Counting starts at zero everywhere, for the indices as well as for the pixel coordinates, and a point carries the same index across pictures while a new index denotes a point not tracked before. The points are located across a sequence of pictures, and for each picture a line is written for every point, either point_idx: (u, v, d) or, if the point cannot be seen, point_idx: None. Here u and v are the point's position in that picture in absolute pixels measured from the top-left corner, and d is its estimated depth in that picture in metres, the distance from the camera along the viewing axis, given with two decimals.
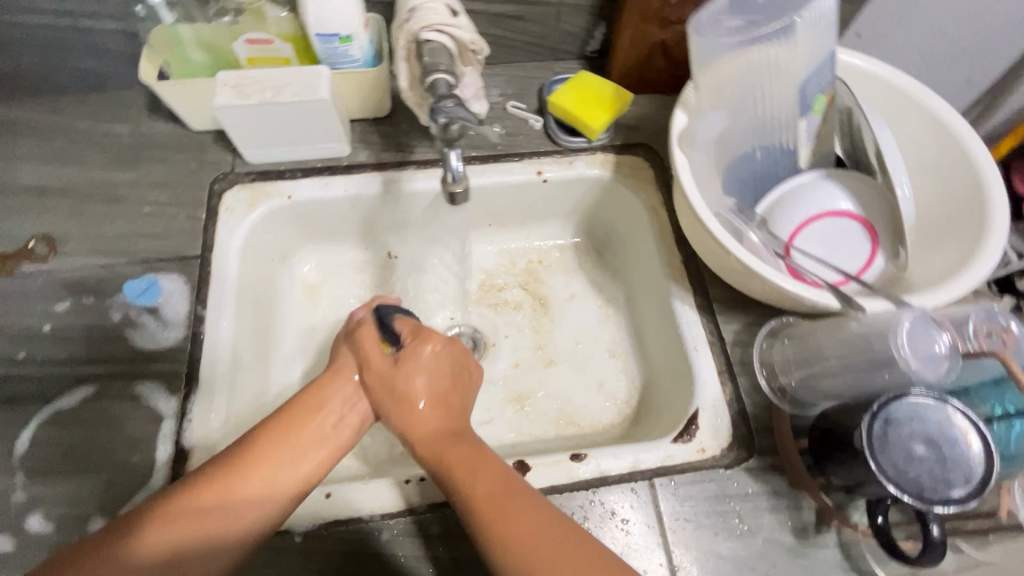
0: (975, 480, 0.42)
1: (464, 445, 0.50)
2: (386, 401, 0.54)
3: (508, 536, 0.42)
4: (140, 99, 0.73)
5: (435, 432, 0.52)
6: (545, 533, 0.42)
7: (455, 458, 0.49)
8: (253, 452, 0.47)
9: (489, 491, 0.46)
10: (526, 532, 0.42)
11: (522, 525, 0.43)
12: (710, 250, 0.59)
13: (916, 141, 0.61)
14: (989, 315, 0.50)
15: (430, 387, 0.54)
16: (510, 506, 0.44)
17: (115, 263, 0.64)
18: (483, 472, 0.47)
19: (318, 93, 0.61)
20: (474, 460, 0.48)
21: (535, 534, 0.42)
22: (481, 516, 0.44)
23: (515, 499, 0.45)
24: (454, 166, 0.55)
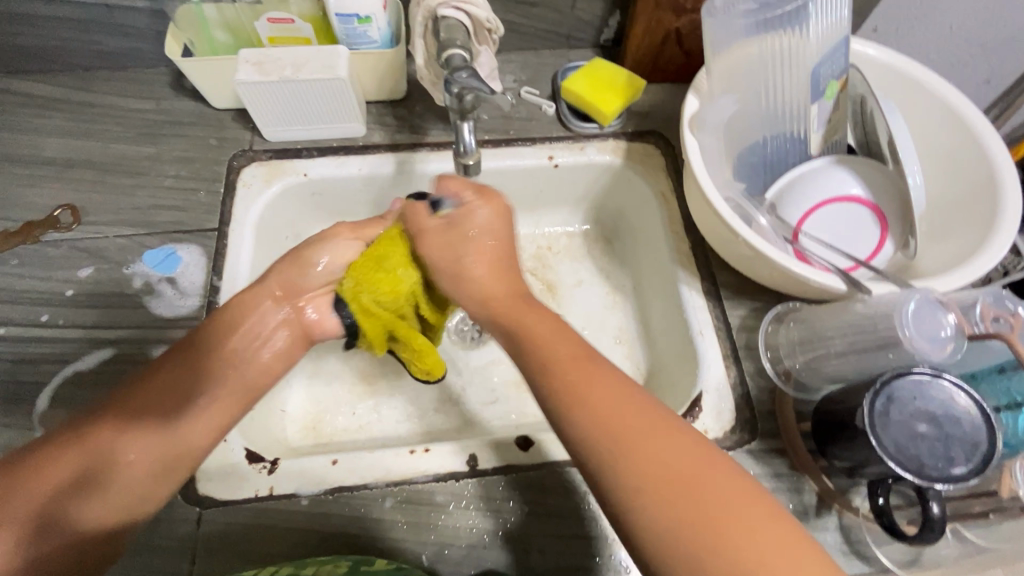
0: (975, 458, 0.43)
1: (534, 309, 0.51)
2: (458, 250, 0.53)
3: (594, 406, 0.43)
4: (164, 78, 0.75)
5: (506, 295, 0.52)
6: (614, 399, 0.44)
7: (534, 317, 0.50)
8: (134, 403, 0.50)
9: (573, 354, 0.47)
10: (593, 392, 0.44)
11: (601, 391, 0.44)
12: (719, 235, 0.59)
13: (933, 134, 0.61)
14: (998, 298, 0.48)
15: (497, 243, 0.54)
16: (589, 368, 0.46)
17: (135, 234, 0.66)
18: (564, 340, 0.48)
19: (336, 71, 0.63)
20: (554, 328, 0.49)
21: (620, 411, 0.43)
22: (564, 375, 0.46)
23: (597, 366, 0.46)
24: (467, 140, 0.56)
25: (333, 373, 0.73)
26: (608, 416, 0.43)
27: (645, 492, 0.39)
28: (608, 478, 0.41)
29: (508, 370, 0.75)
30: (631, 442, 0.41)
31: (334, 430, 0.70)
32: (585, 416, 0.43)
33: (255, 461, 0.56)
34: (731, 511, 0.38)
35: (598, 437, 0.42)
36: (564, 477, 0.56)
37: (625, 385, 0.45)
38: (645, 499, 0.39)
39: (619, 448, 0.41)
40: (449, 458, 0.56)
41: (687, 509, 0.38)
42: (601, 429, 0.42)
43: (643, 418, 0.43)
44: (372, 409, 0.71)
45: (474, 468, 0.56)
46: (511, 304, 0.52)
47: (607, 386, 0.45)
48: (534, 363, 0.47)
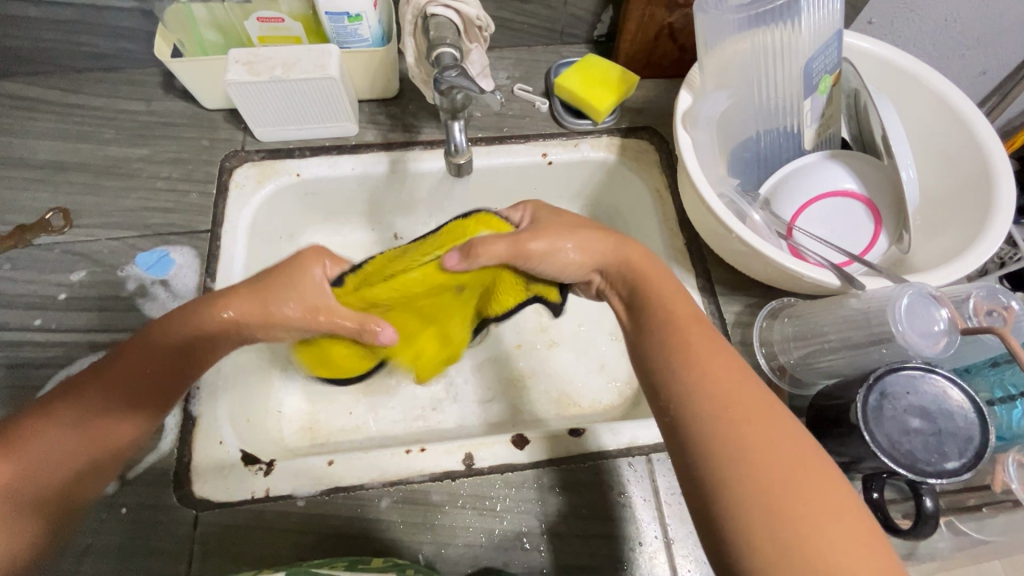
0: (969, 452, 0.43)
1: (658, 275, 0.52)
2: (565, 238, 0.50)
3: (702, 368, 0.43)
4: (154, 79, 0.74)
5: (613, 260, 0.52)
6: (724, 369, 0.43)
7: (661, 286, 0.51)
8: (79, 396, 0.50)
9: (689, 317, 0.48)
10: (704, 354, 0.44)
11: (712, 362, 0.44)
12: (714, 231, 0.59)
13: (927, 127, 0.61)
14: (992, 292, 0.48)
15: (580, 226, 0.54)
16: (706, 339, 0.46)
17: (127, 236, 0.65)
18: (684, 302, 0.49)
19: (327, 70, 0.62)
20: (672, 292, 0.50)
21: (726, 376, 0.43)
22: (674, 324, 0.47)
23: (714, 338, 0.46)
24: (457, 139, 0.55)
25: (330, 372, 0.73)
26: (717, 377, 0.43)
27: (738, 458, 0.38)
28: (697, 432, 0.40)
29: (505, 368, 0.75)
30: (733, 405, 0.41)
31: (331, 430, 0.70)
32: (683, 368, 0.44)
33: (251, 462, 0.56)
34: (808, 483, 0.37)
35: (701, 388, 0.42)
36: (561, 475, 0.56)
37: (732, 355, 0.45)
38: (742, 468, 0.38)
39: (723, 409, 0.41)
40: (445, 458, 0.57)
41: (777, 490, 0.37)
42: (705, 385, 0.42)
43: (746, 390, 0.42)
44: (369, 408, 0.71)
45: (471, 466, 0.56)
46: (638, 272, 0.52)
47: (720, 356, 0.44)
48: (644, 322, 0.49)
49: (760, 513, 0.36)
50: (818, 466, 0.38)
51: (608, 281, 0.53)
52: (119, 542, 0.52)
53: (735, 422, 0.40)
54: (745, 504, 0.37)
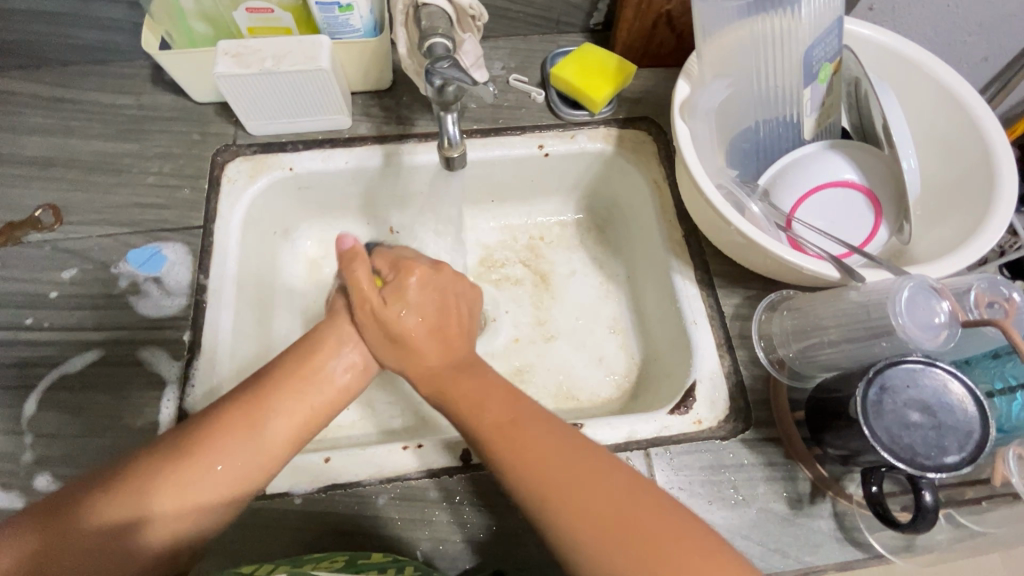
0: (969, 446, 0.42)
1: (469, 374, 0.54)
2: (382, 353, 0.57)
3: (541, 468, 0.46)
4: (143, 71, 0.73)
5: (436, 364, 0.55)
6: (568, 467, 0.45)
7: (480, 382, 0.53)
8: (204, 441, 0.48)
9: (500, 420, 0.49)
10: (534, 459, 0.46)
11: (543, 453, 0.47)
12: (712, 223, 0.59)
13: (929, 115, 0.60)
14: (993, 284, 0.47)
15: (428, 313, 0.57)
16: (526, 435, 0.48)
17: (118, 233, 0.65)
18: (488, 409, 0.51)
19: (318, 62, 0.61)
20: (484, 402, 0.51)
21: (557, 472, 0.45)
22: (499, 451, 0.48)
23: (528, 429, 0.48)
24: (450, 131, 0.54)
25: None
26: (552, 482, 0.45)
27: (596, 546, 0.42)
28: (576, 555, 0.42)
29: (503, 363, 0.74)
30: (581, 513, 0.43)
31: (328, 427, 0.69)
32: (530, 478, 0.45)
33: None
34: (670, 544, 0.41)
35: (541, 504, 0.44)
36: None
37: (564, 437, 0.48)
38: (603, 554, 0.41)
39: (563, 513, 0.43)
40: (443, 454, 0.56)
41: (647, 565, 0.41)
42: (544, 501, 0.44)
43: (593, 486, 0.44)
44: (366, 404, 0.71)
45: (468, 462, 0.56)
46: (450, 379, 0.54)
47: (543, 450, 0.47)
48: (472, 428, 0.50)
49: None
50: (665, 543, 0.41)
51: (417, 375, 0.56)
52: None
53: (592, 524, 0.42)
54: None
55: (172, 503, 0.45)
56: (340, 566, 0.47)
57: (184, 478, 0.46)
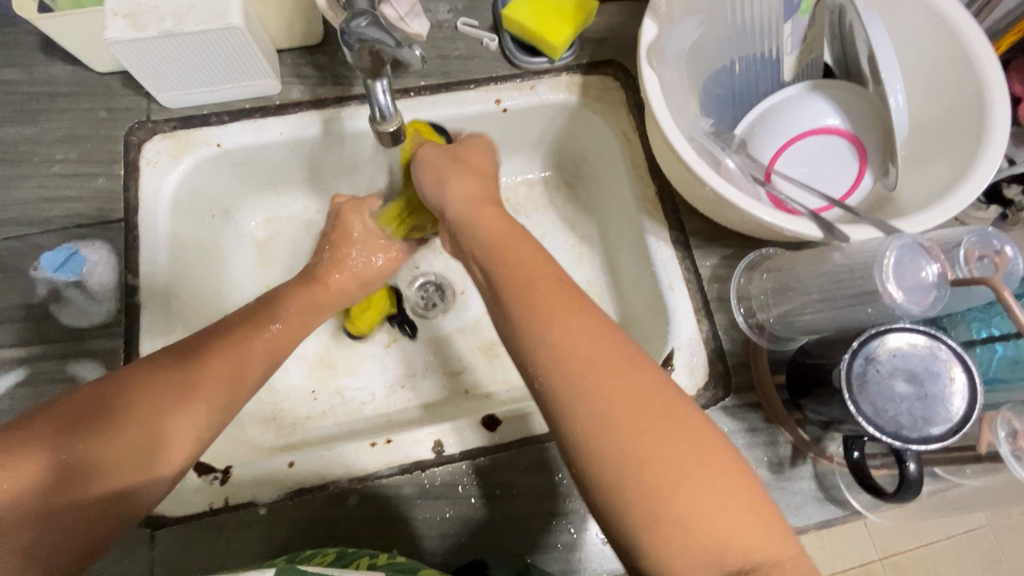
0: (956, 417, 0.40)
1: (520, 235, 0.45)
2: (455, 179, 0.50)
3: (572, 345, 0.37)
4: (29, 38, 0.63)
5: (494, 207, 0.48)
6: (611, 360, 0.37)
7: (516, 244, 0.44)
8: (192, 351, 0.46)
9: (550, 284, 0.40)
10: (582, 341, 0.37)
11: (583, 339, 0.38)
12: (686, 180, 0.54)
13: (914, 46, 0.54)
14: (983, 236, 0.44)
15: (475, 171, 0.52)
16: (570, 307, 0.39)
17: (29, 233, 0.57)
18: (541, 276, 0.41)
19: (227, 18, 0.52)
20: (523, 278, 0.41)
21: (607, 358, 0.37)
22: (547, 303, 0.39)
23: (574, 304, 0.39)
24: (381, 101, 0.46)
25: (287, 359, 0.69)
26: (593, 366, 0.36)
27: (641, 464, 0.34)
28: (593, 447, 0.35)
29: (475, 337, 0.71)
30: (614, 403, 0.35)
31: (296, 419, 0.66)
32: (556, 356, 0.37)
33: (205, 471, 0.52)
34: (713, 467, 0.34)
35: (573, 385, 0.36)
36: (532, 456, 0.54)
37: (607, 330, 0.38)
38: (639, 472, 0.34)
39: (608, 419, 0.35)
40: (414, 447, 0.54)
41: (683, 494, 0.33)
42: (581, 379, 0.36)
43: (621, 371, 0.36)
44: (335, 392, 0.68)
45: (442, 454, 0.54)
46: (507, 227, 0.46)
47: (586, 330, 0.38)
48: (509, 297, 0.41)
49: (666, 528, 0.33)
50: (708, 455, 0.35)
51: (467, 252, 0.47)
52: None
53: (621, 410, 0.35)
54: (663, 523, 0.33)
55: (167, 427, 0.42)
56: (334, 557, 0.45)
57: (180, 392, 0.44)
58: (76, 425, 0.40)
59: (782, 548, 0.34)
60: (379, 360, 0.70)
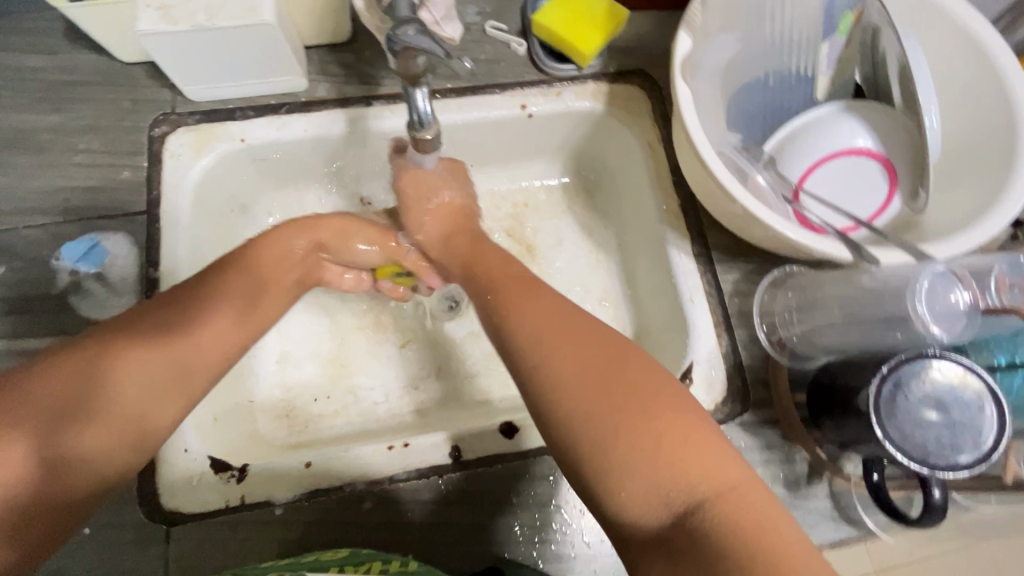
0: (984, 446, 0.40)
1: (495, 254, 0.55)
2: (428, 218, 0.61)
3: (529, 312, 0.46)
4: (55, 25, 0.62)
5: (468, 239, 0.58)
6: (556, 320, 0.44)
7: (489, 256, 0.55)
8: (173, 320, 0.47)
9: (519, 280, 0.50)
10: (537, 310, 0.45)
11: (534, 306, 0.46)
12: (713, 196, 0.54)
13: (946, 68, 0.54)
14: (1016, 265, 0.45)
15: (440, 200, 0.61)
16: (531, 291, 0.48)
17: (51, 223, 0.57)
18: (510, 270, 0.52)
19: (261, 15, 0.52)
20: (500, 276, 0.51)
21: (553, 318, 0.44)
22: (505, 295, 0.48)
23: (538, 290, 0.48)
24: (421, 108, 0.46)
25: (301, 356, 0.69)
26: (540, 325, 0.44)
27: (584, 399, 0.39)
28: (547, 396, 0.41)
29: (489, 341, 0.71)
30: (560, 366, 0.41)
31: (309, 417, 0.66)
32: (519, 325, 0.45)
33: (221, 469, 0.52)
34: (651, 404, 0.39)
35: (528, 340, 0.44)
36: (548, 465, 0.54)
37: (558, 301, 0.47)
38: (575, 406, 0.39)
39: (554, 362, 0.42)
40: (430, 452, 0.54)
41: (617, 424, 0.38)
42: (533, 336, 0.44)
43: (564, 326, 0.44)
44: (347, 391, 0.68)
45: (458, 460, 0.54)
46: (468, 249, 0.58)
47: (541, 302, 0.46)
48: (482, 290, 0.51)
49: (610, 467, 0.37)
50: (641, 392, 0.39)
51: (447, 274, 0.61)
52: (86, 564, 0.49)
53: (568, 372, 0.41)
54: (601, 452, 0.38)
55: (142, 399, 0.44)
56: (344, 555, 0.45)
57: (163, 359, 0.45)
58: (55, 407, 0.40)
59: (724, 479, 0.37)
60: (393, 360, 0.69)
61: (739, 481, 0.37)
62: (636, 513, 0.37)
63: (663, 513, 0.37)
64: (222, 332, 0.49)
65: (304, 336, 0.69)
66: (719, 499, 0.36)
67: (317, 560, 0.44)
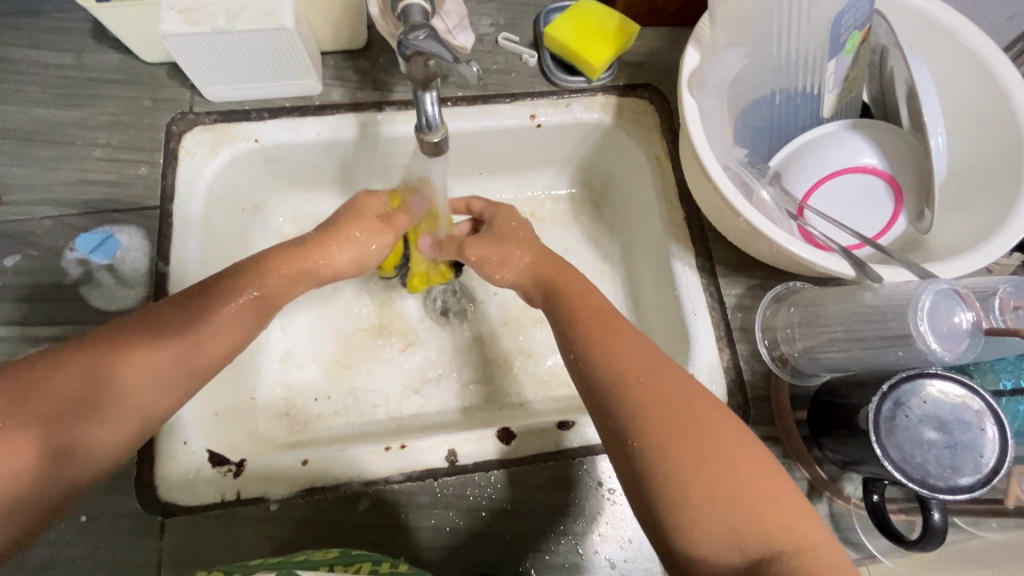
0: (985, 468, 0.39)
1: (575, 276, 0.53)
2: (504, 247, 0.57)
3: (614, 348, 0.45)
4: (82, 24, 0.64)
5: (543, 263, 0.56)
6: (643, 359, 0.44)
7: (566, 281, 0.53)
8: (181, 309, 0.47)
9: (599, 311, 0.49)
10: (622, 347, 0.45)
11: (620, 343, 0.45)
12: (718, 209, 0.54)
13: (955, 89, 0.54)
14: (1020, 287, 0.44)
15: (513, 237, 0.58)
16: (613, 326, 0.47)
17: (66, 215, 0.58)
18: (590, 297, 0.50)
19: (280, 19, 0.53)
20: (577, 305, 0.50)
21: (640, 357, 0.44)
22: (588, 328, 0.47)
23: (619, 325, 0.47)
24: (428, 111, 0.46)
25: (304, 355, 0.69)
26: (629, 364, 0.44)
27: (675, 447, 0.39)
28: (635, 440, 0.41)
29: (491, 348, 0.71)
30: (651, 411, 0.41)
31: (309, 416, 0.66)
32: (603, 362, 0.45)
33: (219, 462, 0.53)
34: (736, 457, 0.39)
35: (614, 380, 0.43)
36: (545, 473, 0.54)
37: (645, 341, 0.46)
38: (666, 454, 0.39)
39: (642, 405, 0.41)
40: (426, 455, 0.54)
41: (705, 476, 0.38)
42: (620, 376, 0.43)
43: (651, 367, 0.43)
44: (348, 393, 0.68)
45: (455, 464, 0.53)
46: (552, 275, 0.54)
47: (624, 339, 0.46)
48: (560, 319, 0.50)
49: (692, 515, 0.38)
50: (730, 445, 0.40)
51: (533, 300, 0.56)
52: (81, 552, 0.49)
53: (656, 417, 0.41)
54: (684, 501, 0.38)
55: (148, 391, 0.44)
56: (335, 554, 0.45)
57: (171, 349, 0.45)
58: (65, 408, 0.41)
59: (804, 536, 0.37)
60: (395, 363, 0.70)
61: (819, 539, 0.37)
62: (713, 561, 0.37)
63: (740, 559, 0.37)
64: (232, 322, 0.49)
65: (308, 337, 0.70)
66: (800, 554, 0.36)
67: (305, 558, 0.44)
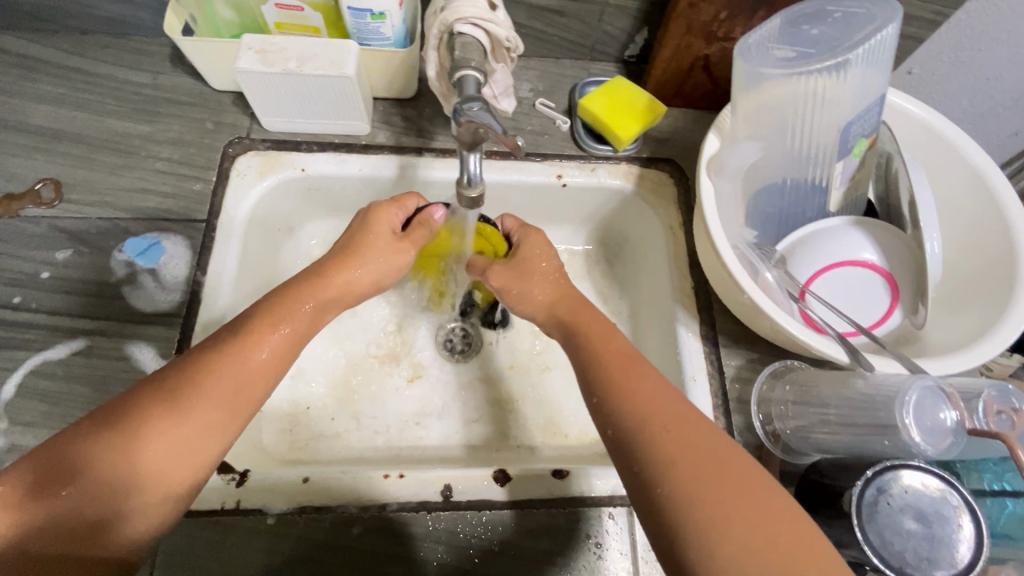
0: (960, 563, 0.41)
1: (596, 316, 0.55)
2: (525, 283, 0.59)
3: (637, 396, 0.46)
4: (163, 49, 0.71)
5: (570, 298, 0.58)
6: (666, 407, 0.46)
7: (590, 318, 0.55)
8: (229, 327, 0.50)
9: (620, 352, 0.51)
10: (644, 394, 0.47)
11: (643, 390, 0.47)
12: (724, 283, 0.57)
13: (954, 198, 0.58)
14: (1003, 392, 0.47)
15: (544, 273, 0.60)
16: (635, 368, 0.49)
17: (119, 218, 0.63)
18: (613, 339, 0.52)
19: (344, 68, 0.59)
20: (600, 346, 0.52)
21: (661, 404, 0.46)
22: (609, 374, 0.49)
23: (641, 368, 0.49)
24: (471, 170, 0.51)
25: (315, 374, 0.72)
26: (652, 411, 0.45)
27: (704, 495, 0.40)
28: (662, 487, 0.42)
29: (494, 389, 0.73)
30: (676, 460, 0.42)
31: (312, 434, 0.68)
32: (627, 409, 0.46)
33: (224, 470, 0.54)
34: (765, 508, 0.40)
35: (636, 426, 0.45)
36: (536, 519, 0.55)
37: (670, 390, 0.47)
38: (697, 501, 0.40)
39: (668, 454, 0.43)
40: (423, 487, 0.55)
41: (738, 523, 0.39)
42: (642, 423, 0.45)
43: (674, 416, 0.45)
44: (352, 417, 0.70)
45: (449, 499, 0.55)
46: (571, 316, 0.56)
47: (643, 384, 0.48)
48: (584, 357, 0.52)
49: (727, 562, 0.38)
50: (758, 496, 0.41)
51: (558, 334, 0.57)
52: None
53: (683, 466, 0.42)
54: (720, 548, 0.39)
55: (191, 405, 0.45)
56: None
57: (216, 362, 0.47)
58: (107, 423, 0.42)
59: None
60: (400, 393, 0.72)
61: None
62: None
63: None
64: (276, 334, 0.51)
65: (321, 357, 0.73)
66: None
67: None
